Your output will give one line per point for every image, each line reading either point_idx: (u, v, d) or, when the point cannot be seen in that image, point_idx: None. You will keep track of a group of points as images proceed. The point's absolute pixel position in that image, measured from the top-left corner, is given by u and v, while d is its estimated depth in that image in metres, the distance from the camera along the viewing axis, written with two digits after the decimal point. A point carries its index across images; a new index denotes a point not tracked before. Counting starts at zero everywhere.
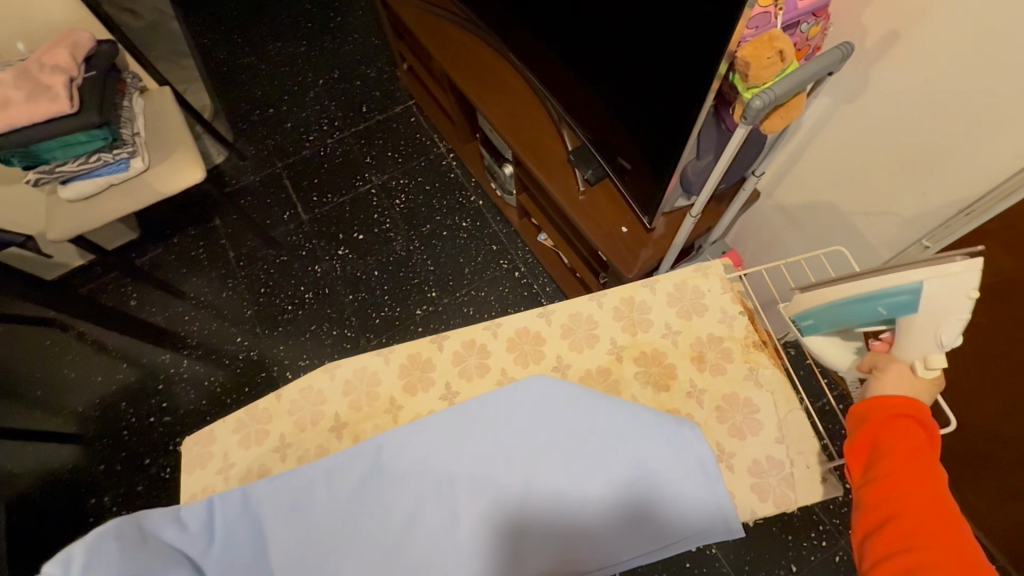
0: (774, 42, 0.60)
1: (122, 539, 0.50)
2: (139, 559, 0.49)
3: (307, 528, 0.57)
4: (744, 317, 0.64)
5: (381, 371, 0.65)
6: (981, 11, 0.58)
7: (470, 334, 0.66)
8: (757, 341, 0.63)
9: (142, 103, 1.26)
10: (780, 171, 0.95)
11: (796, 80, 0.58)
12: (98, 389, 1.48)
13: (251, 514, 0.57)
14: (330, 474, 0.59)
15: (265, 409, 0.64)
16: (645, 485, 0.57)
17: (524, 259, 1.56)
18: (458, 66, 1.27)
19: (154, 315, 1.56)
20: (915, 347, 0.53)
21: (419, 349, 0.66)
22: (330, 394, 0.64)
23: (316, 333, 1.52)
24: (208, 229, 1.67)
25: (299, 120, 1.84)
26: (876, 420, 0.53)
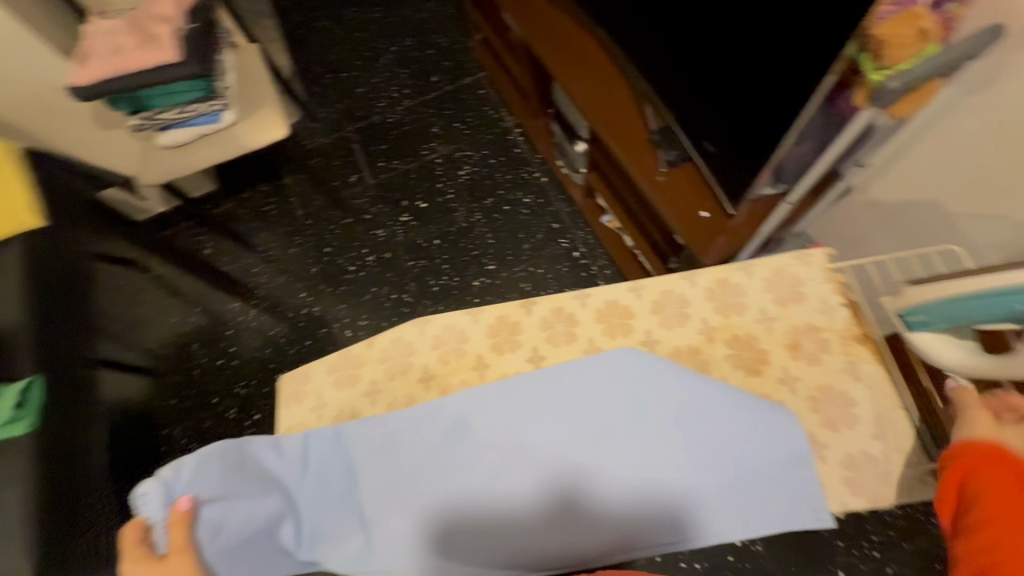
0: (917, 19, 0.57)
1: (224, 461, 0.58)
2: (234, 481, 0.58)
3: (392, 468, 0.60)
4: (846, 309, 0.62)
5: (470, 330, 0.66)
6: None
7: (559, 301, 0.67)
8: (858, 334, 0.61)
9: (233, 58, 1.30)
10: (882, 165, 0.91)
11: (938, 61, 0.55)
12: (172, 329, 1.57)
13: (340, 450, 0.61)
14: (414, 420, 0.61)
15: (358, 356, 0.67)
16: (733, 465, 0.57)
17: (584, 239, 1.55)
18: (541, 38, 1.26)
19: (225, 265, 1.64)
20: None
21: (507, 312, 0.67)
22: (420, 346, 0.66)
23: (376, 296, 1.56)
24: (279, 186, 1.73)
25: (370, 86, 1.87)
26: (973, 458, 0.51)
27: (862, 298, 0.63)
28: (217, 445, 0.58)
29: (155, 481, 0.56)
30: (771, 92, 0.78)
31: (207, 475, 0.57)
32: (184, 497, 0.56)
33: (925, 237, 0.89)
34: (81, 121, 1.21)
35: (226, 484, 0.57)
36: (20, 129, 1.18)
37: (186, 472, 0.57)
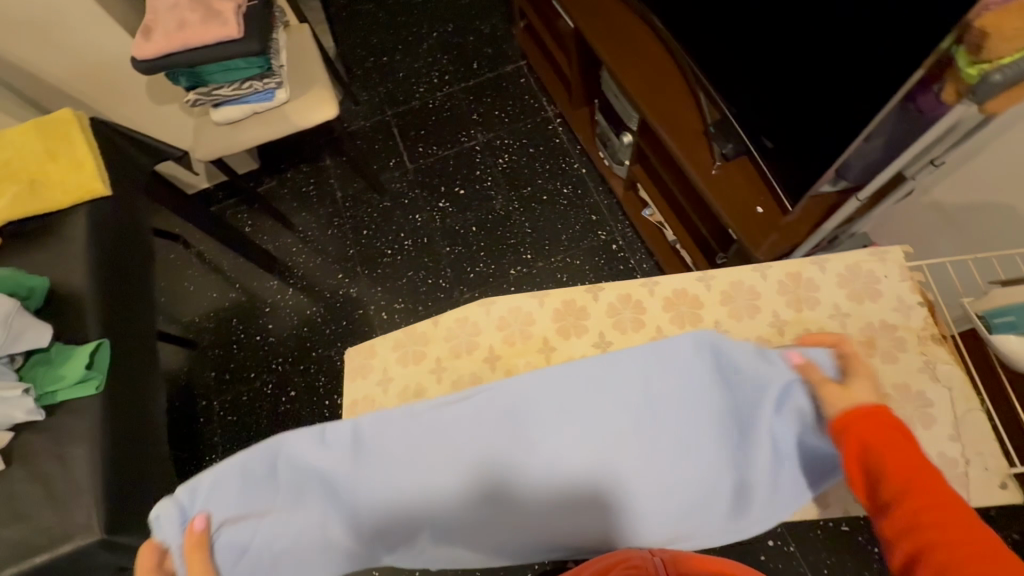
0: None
1: (246, 475, 0.58)
2: (255, 492, 0.58)
3: (431, 460, 0.60)
4: (923, 308, 0.62)
5: (537, 313, 0.67)
6: None
7: (626, 288, 0.68)
8: (935, 334, 0.61)
9: (285, 37, 1.31)
10: (950, 166, 0.88)
11: None
12: (212, 304, 1.60)
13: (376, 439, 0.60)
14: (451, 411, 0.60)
15: (424, 333, 0.68)
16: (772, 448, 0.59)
17: (623, 232, 1.54)
18: (592, 26, 1.24)
19: (265, 243, 1.66)
20: None
21: (574, 296, 0.68)
22: (485, 326, 0.68)
23: (412, 280, 1.57)
24: (319, 167, 1.75)
25: (411, 71, 1.87)
26: (861, 433, 0.53)
27: (940, 297, 0.63)
28: (241, 459, 0.59)
29: (171, 503, 0.56)
30: (844, 86, 0.77)
31: (226, 492, 0.58)
32: (199, 515, 0.56)
33: (989, 242, 0.87)
34: (138, 95, 1.24)
35: (246, 496, 0.58)
36: (83, 100, 1.21)
37: (202, 490, 0.57)
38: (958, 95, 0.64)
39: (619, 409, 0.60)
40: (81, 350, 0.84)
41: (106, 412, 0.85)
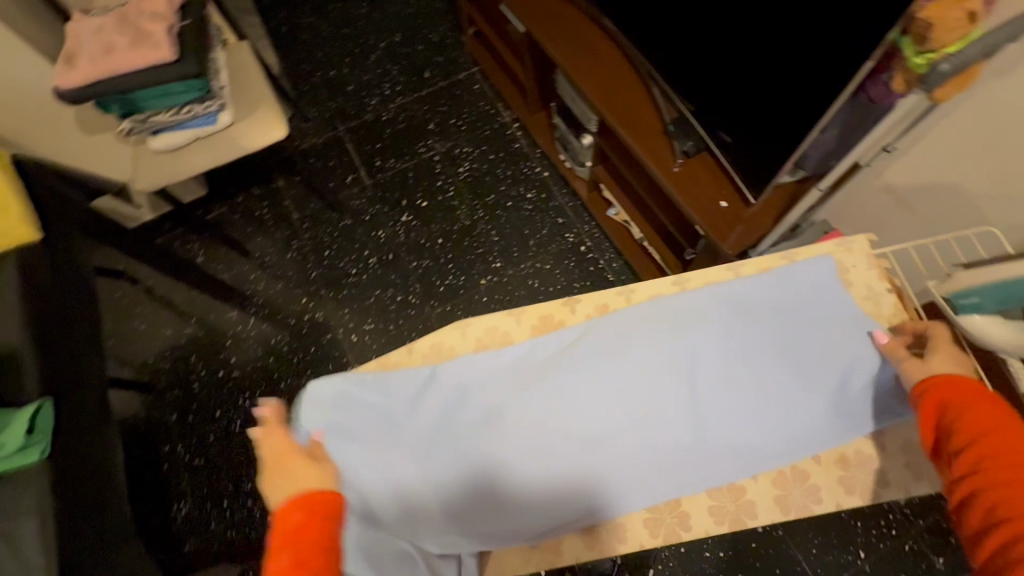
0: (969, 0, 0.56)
1: (340, 401, 0.69)
2: (353, 422, 0.69)
3: (533, 392, 0.69)
4: (892, 295, 0.71)
5: (514, 331, 0.73)
6: None
7: (602, 300, 0.74)
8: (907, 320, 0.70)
9: (225, 57, 1.25)
10: (897, 153, 0.92)
11: None
12: (166, 343, 1.51)
13: (435, 389, 0.70)
14: (501, 372, 0.70)
15: (400, 361, 0.72)
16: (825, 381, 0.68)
17: (590, 233, 1.54)
18: (544, 28, 1.23)
19: (220, 273, 1.58)
20: None
21: (551, 312, 0.74)
22: (462, 348, 0.73)
23: (380, 298, 1.52)
24: (272, 189, 1.68)
25: (361, 84, 1.82)
26: (939, 394, 0.60)
27: (906, 284, 0.72)
28: (336, 390, 0.70)
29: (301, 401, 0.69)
30: (797, 81, 0.78)
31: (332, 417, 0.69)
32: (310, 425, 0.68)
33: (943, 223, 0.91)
34: (64, 127, 1.15)
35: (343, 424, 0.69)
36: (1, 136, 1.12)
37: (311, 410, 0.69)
38: (906, 85, 0.65)
39: (696, 337, 0.71)
40: (15, 422, 0.76)
41: (53, 479, 0.78)
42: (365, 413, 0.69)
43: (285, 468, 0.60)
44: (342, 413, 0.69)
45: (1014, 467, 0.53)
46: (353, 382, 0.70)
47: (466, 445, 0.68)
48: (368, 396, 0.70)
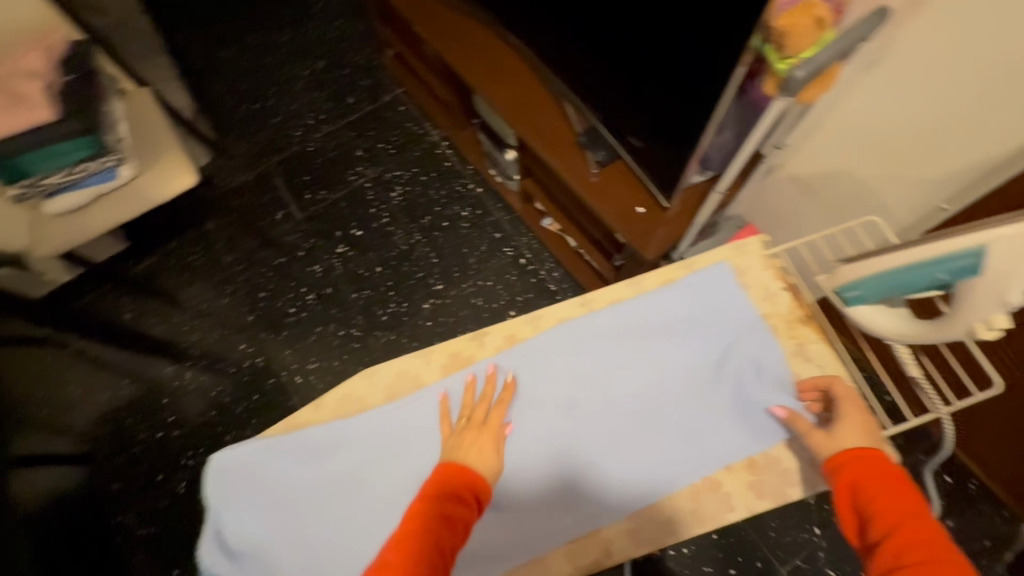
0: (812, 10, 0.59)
1: (249, 468, 0.68)
2: (261, 489, 0.68)
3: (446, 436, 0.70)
4: (785, 292, 0.73)
5: (424, 371, 0.72)
6: None
7: (511, 330, 0.74)
8: (801, 316, 0.72)
9: (124, 106, 1.20)
10: (794, 146, 0.96)
11: (836, 45, 0.57)
12: (101, 408, 1.43)
13: (347, 447, 0.68)
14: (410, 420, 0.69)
15: (310, 419, 0.69)
16: (723, 389, 0.71)
17: (528, 244, 1.54)
18: (452, 49, 1.23)
19: (151, 327, 1.50)
20: (969, 316, 0.53)
21: (460, 348, 0.74)
22: (372, 397, 0.70)
23: (323, 335, 1.48)
24: (200, 234, 1.59)
25: (287, 114, 1.74)
26: (853, 475, 0.60)
27: (798, 280, 0.74)
28: (243, 457, 0.68)
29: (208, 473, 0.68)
30: (689, 88, 0.79)
31: (238, 486, 0.68)
32: (214, 496, 0.67)
33: (850, 204, 0.96)
34: None
35: (250, 493, 0.68)
36: None
37: (217, 480, 0.68)
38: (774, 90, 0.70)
39: (615, 352, 0.73)
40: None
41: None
42: (268, 483, 0.68)
43: (479, 442, 0.68)
44: (249, 480, 0.68)
45: (934, 561, 0.53)
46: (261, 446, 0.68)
47: (523, 440, 0.71)
48: (270, 465, 0.68)
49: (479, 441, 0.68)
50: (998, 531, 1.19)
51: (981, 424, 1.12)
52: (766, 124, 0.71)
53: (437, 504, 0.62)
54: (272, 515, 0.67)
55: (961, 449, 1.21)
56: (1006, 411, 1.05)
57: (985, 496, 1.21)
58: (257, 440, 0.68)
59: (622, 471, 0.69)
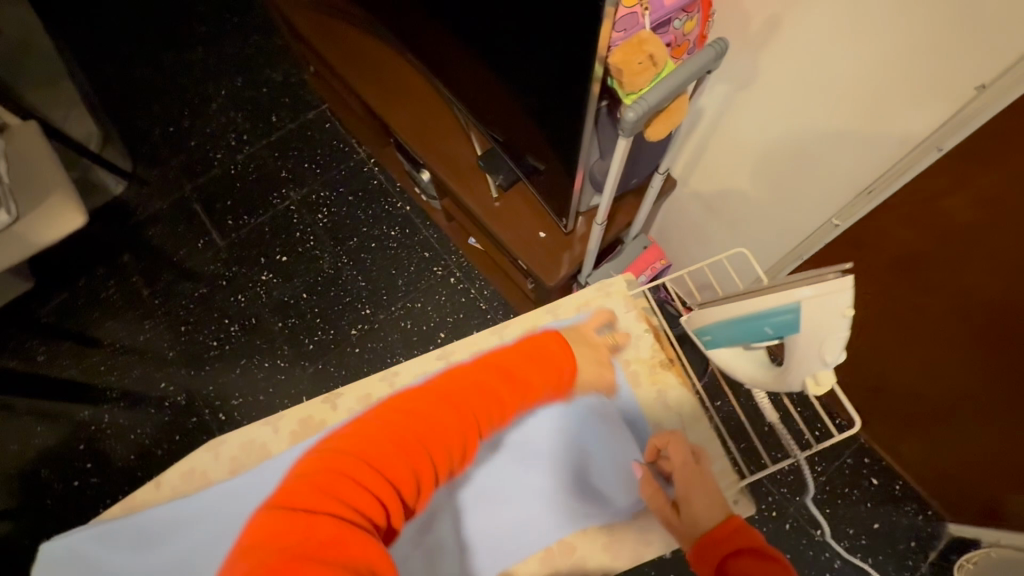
0: (645, 48, 0.61)
1: (78, 563, 0.65)
2: None
3: None
4: (649, 335, 0.76)
5: (271, 442, 0.72)
6: (841, 10, 0.61)
7: (365, 390, 0.74)
8: (662, 360, 0.75)
9: (4, 144, 1.14)
10: (691, 160, 0.96)
11: (669, 85, 0.57)
12: (12, 458, 1.36)
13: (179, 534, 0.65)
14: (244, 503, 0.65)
15: (148, 500, 0.69)
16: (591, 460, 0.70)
17: (458, 263, 1.51)
18: (353, 66, 1.18)
19: (66, 369, 1.43)
20: (805, 366, 0.51)
21: (311, 413, 0.73)
22: (215, 472, 0.71)
23: (247, 367, 1.43)
24: (117, 267, 1.53)
25: (205, 137, 1.67)
26: (716, 562, 0.56)
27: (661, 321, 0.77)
28: (72, 552, 0.65)
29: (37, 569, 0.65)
30: (561, 116, 0.76)
31: None
32: None
33: (750, 220, 0.94)
34: None
35: None
36: None
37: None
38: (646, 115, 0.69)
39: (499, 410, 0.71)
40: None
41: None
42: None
43: (590, 363, 0.70)
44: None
45: None
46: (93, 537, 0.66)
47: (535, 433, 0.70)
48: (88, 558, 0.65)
49: (605, 360, 0.71)
50: (924, 531, 1.19)
51: (899, 431, 1.12)
52: (619, 163, 0.70)
53: (528, 365, 0.62)
54: None
55: (886, 452, 1.21)
56: (915, 417, 1.06)
57: (913, 498, 1.22)
58: (76, 532, 0.66)
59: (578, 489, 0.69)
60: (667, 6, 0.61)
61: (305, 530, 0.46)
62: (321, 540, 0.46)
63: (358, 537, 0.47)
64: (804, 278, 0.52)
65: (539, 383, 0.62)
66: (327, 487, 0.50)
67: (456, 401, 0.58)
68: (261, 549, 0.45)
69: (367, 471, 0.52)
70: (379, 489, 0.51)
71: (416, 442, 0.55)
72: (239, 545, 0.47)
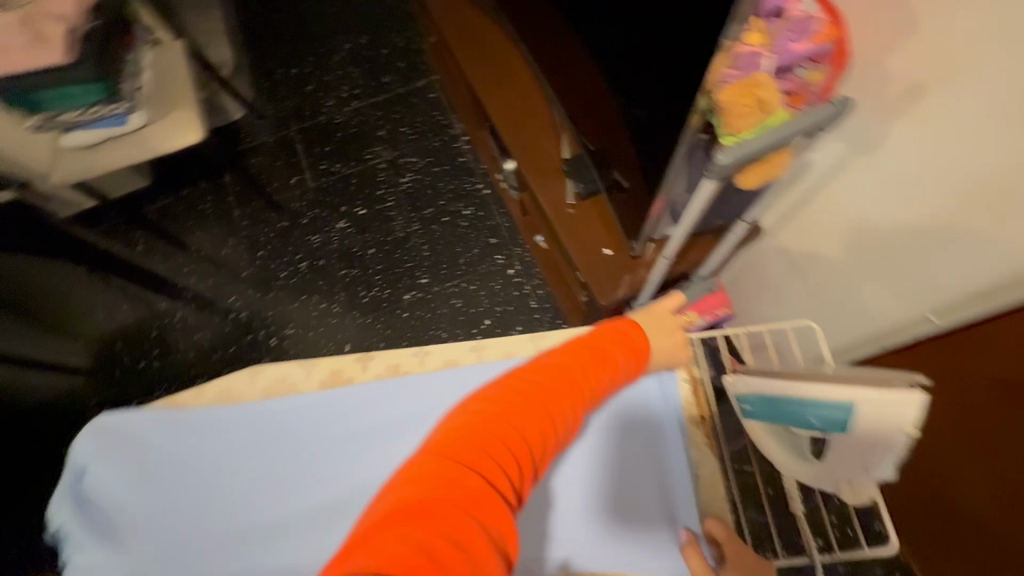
0: (756, 94, 0.60)
1: (113, 436, 0.88)
2: (115, 453, 0.87)
3: (287, 444, 0.89)
4: (688, 387, 0.90)
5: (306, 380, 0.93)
6: (1002, 94, 0.57)
7: (396, 361, 0.95)
8: (695, 417, 0.89)
9: (152, 55, 1.26)
10: (787, 214, 0.93)
11: (769, 139, 0.60)
12: (94, 327, 1.53)
13: (203, 431, 0.89)
14: (261, 420, 0.89)
15: (185, 401, 0.92)
16: (662, 505, 0.86)
17: (521, 257, 1.52)
18: (466, 47, 1.21)
19: (156, 264, 1.59)
20: (847, 468, 0.60)
21: (342, 367, 0.95)
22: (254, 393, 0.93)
23: (304, 304, 1.53)
24: (218, 185, 1.67)
25: (320, 84, 1.77)
26: None
27: (701, 376, 0.91)
28: (114, 426, 0.88)
29: (86, 433, 0.88)
30: (656, 139, 0.74)
31: (109, 450, 0.87)
32: (79, 456, 0.86)
33: (835, 293, 0.88)
34: None
35: (110, 455, 0.87)
36: None
37: (87, 441, 0.87)
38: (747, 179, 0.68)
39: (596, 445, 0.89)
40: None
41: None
42: (134, 447, 0.88)
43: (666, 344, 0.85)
44: (115, 446, 0.87)
45: None
46: (133, 420, 0.88)
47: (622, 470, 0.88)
48: (131, 427, 0.89)
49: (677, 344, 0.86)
50: None
51: None
52: (700, 202, 0.69)
53: (616, 355, 0.78)
54: (122, 475, 0.86)
55: None
56: None
57: None
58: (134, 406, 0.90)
59: (648, 526, 0.85)
60: (795, 52, 0.59)
61: (457, 479, 0.56)
62: (469, 491, 0.56)
63: (495, 494, 0.57)
64: (860, 379, 0.57)
65: (621, 370, 0.78)
66: (476, 443, 0.61)
67: (559, 380, 0.71)
68: (424, 484, 0.56)
69: (505, 435, 0.63)
70: (515, 453, 0.62)
71: (539, 412, 0.67)
72: (395, 488, 0.57)
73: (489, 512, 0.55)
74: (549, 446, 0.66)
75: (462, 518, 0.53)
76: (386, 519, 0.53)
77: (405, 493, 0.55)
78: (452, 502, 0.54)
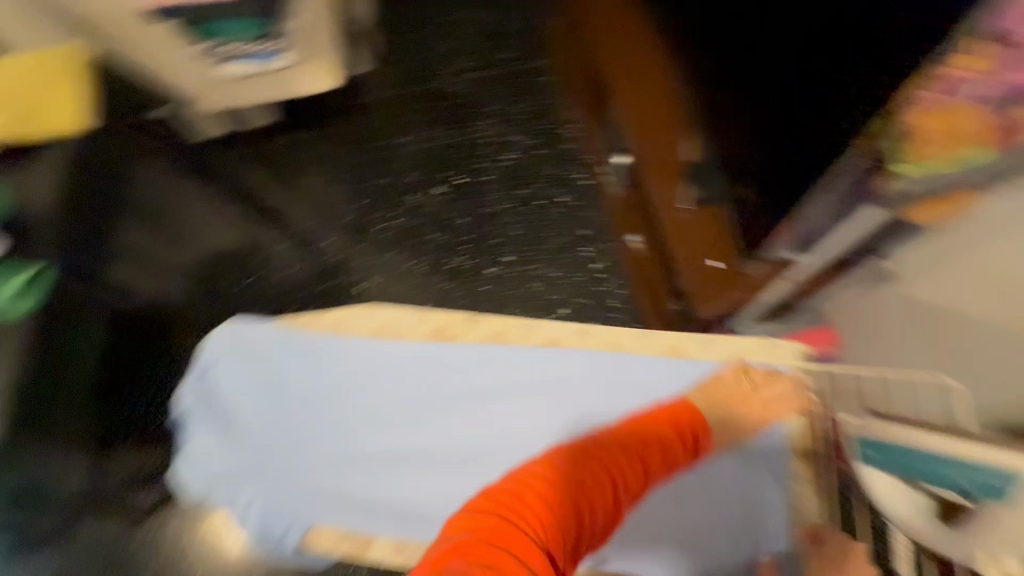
0: (948, 122, 0.66)
1: (228, 342, 1.26)
2: (232, 353, 1.25)
3: (345, 367, 1.25)
4: (802, 422, 1.11)
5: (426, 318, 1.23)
6: None
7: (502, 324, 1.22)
8: (807, 451, 1.11)
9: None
10: (933, 257, 0.84)
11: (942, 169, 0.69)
12: (205, 244, 1.65)
13: (297, 348, 1.24)
14: (333, 347, 1.24)
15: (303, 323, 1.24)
16: (760, 515, 1.12)
17: (605, 253, 1.49)
18: (613, 44, 1.27)
19: (267, 196, 1.70)
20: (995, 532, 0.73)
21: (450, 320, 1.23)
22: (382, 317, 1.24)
23: (394, 260, 1.59)
24: (332, 131, 1.73)
25: (442, 48, 1.79)
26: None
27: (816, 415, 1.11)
28: (228, 334, 1.25)
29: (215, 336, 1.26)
30: None
31: (230, 350, 1.25)
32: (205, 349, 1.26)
33: (963, 346, 0.86)
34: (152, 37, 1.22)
35: (229, 355, 1.26)
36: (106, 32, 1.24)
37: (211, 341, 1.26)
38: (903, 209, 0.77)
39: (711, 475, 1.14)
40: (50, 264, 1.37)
41: (38, 315, 1.29)
42: (247, 353, 1.25)
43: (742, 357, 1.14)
44: (238, 346, 1.25)
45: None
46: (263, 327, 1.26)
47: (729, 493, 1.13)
48: (250, 340, 1.25)
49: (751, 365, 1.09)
50: None
51: None
52: (857, 224, 0.83)
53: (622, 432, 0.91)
54: (235, 366, 1.25)
55: None
56: None
57: None
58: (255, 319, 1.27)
59: (743, 533, 1.11)
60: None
61: (486, 525, 0.72)
62: (495, 533, 0.71)
63: (519, 533, 0.71)
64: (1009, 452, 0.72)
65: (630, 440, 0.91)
66: (503, 499, 0.77)
67: (610, 456, 0.87)
68: (464, 530, 0.73)
69: (528, 489, 0.78)
70: (537, 504, 0.75)
71: (556, 472, 0.81)
72: (446, 533, 0.75)
73: (511, 544, 0.70)
74: (569, 498, 0.78)
75: (487, 550, 0.68)
76: (440, 556, 0.70)
77: (451, 538, 0.73)
78: (481, 540, 0.70)
